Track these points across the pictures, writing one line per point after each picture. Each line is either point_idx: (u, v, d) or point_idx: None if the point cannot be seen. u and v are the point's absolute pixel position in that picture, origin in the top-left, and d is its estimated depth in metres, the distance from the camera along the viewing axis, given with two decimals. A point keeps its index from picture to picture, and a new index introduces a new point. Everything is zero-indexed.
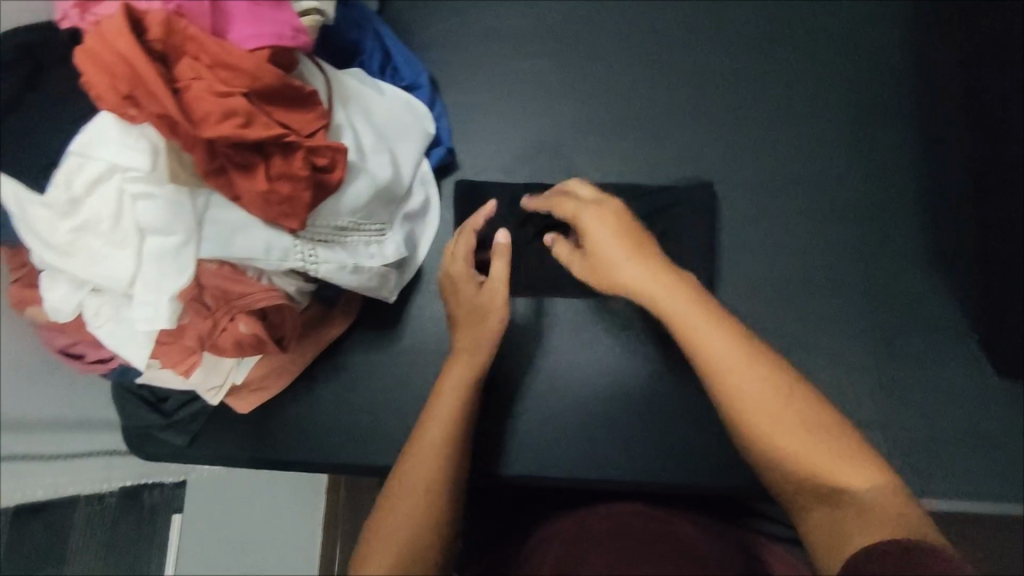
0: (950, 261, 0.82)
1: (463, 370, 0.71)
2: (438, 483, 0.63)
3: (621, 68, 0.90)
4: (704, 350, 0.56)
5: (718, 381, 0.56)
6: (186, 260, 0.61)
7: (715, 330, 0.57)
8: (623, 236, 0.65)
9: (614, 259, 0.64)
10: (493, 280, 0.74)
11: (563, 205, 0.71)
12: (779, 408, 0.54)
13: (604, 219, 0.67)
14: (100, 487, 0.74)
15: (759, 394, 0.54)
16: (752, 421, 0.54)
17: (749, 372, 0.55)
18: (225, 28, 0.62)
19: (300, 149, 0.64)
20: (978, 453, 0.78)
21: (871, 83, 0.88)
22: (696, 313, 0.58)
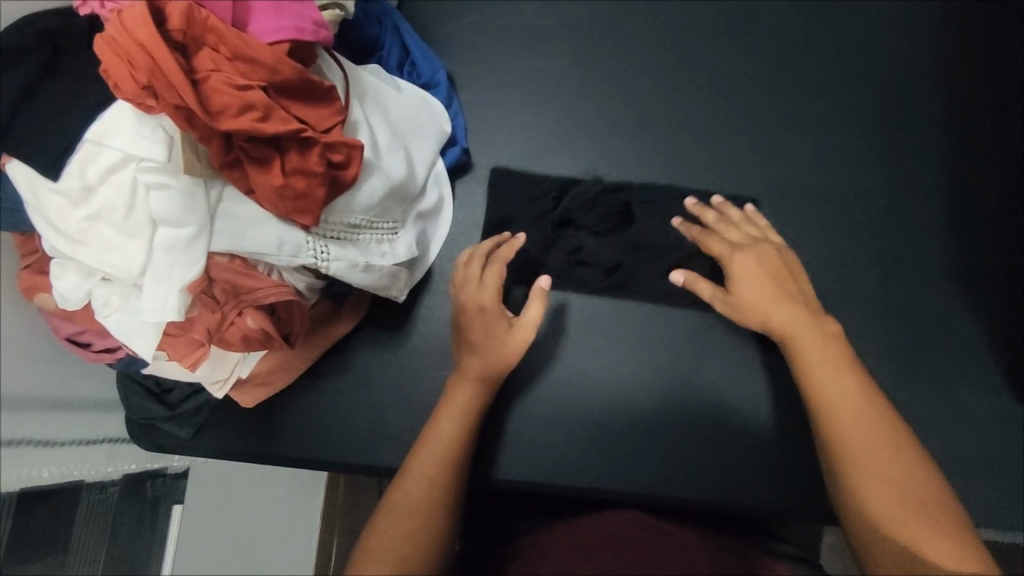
0: (977, 278, 0.79)
1: (467, 385, 0.73)
2: (439, 487, 0.65)
3: (643, 70, 0.89)
4: (820, 390, 0.64)
5: (827, 422, 0.62)
6: (198, 252, 0.61)
7: (836, 376, 0.64)
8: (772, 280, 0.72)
9: (761, 300, 0.70)
10: (524, 320, 0.75)
11: (713, 245, 0.77)
12: (885, 464, 0.59)
13: (756, 262, 0.73)
14: (105, 476, 0.75)
15: (868, 445, 0.60)
16: (852, 460, 0.60)
17: (864, 423, 0.61)
18: (245, 19, 0.61)
19: (316, 144, 0.64)
20: (1003, 482, 0.74)
21: (902, 92, 0.85)
22: (822, 359, 0.66)
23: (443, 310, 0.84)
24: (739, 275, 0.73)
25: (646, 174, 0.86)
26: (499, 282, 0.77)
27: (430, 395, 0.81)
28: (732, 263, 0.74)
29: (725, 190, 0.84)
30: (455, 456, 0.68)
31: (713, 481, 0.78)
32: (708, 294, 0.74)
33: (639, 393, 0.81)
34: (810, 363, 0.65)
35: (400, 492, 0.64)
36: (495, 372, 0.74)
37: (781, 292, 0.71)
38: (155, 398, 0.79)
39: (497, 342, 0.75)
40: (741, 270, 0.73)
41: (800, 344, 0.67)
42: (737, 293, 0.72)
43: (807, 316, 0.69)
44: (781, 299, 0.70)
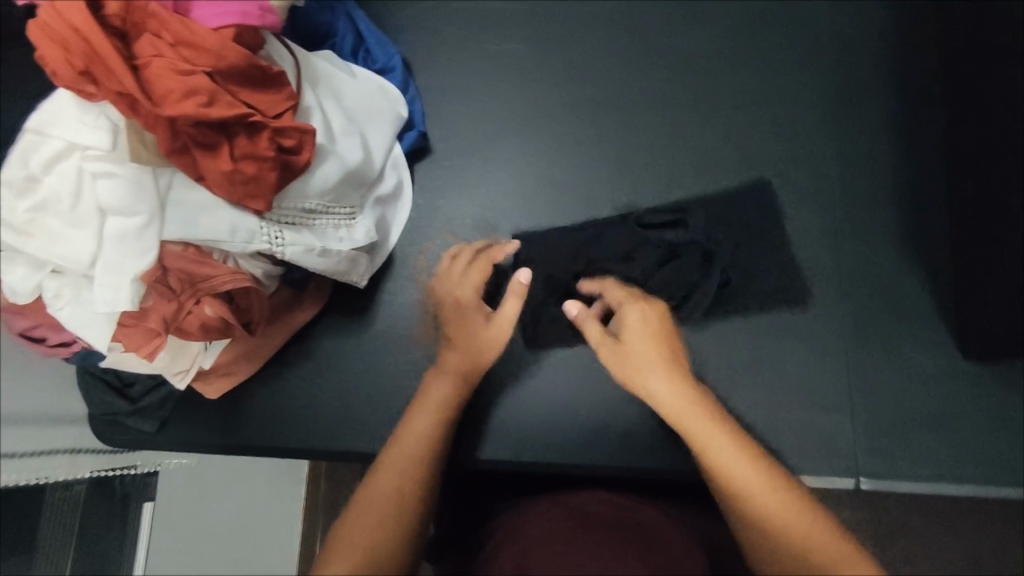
0: (926, 243, 0.80)
1: (443, 381, 0.73)
2: (416, 475, 0.64)
3: (596, 51, 0.89)
4: (711, 456, 0.59)
5: (722, 487, 0.58)
6: (150, 241, 0.61)
7: (721, 440, 0.60)
8: (652, 332, 0.71)
9: (647, 358, 0.68)
10: (501, 316, 0.76)
11: (611, 292, 0.77)
12: (788, 517, 0.55)
13: (648, 312, 0.73)
14: (77, 475, 0.71)
15: (768, 499, 0.56)
16: (758, 520, 0.55)
17: (757, 481, 0.57)
18: (188, 5, 0.61)
19: (265, 129, 0.64)
20: (954, 440, 0.75)
21: (849, 64, 0.86)
22: (701, 424, 0.62)
23: (404, 295, 0.84)
24: (631, 324, 0.71)
25: (604, 152, 0.87)
26: (479, 281, 0.79)
27: (394, 380, 0.81)
28: (624, 315, 0.73)
29: (679, 166, 0.85)
30: (434, 448, 0.67)
31: (680, 452, 0.78)
32: (593, 328, 0.73)
33: (604, 369, 0.81)
34: (693, 429, 0.62)
35: (375, 483, 0.63)
36: (468, 373, 0.73)
37: (663, 352, 0.69)
38: (117, 393, 0.79)
39: (467, 338, 0.76)
40: (632, 319, 0.71)
41: (681, 414, 0.64)
42: (626, 342, 0.70)
43: (684, 382, 0.67)
44: (663, 361, 0.68)
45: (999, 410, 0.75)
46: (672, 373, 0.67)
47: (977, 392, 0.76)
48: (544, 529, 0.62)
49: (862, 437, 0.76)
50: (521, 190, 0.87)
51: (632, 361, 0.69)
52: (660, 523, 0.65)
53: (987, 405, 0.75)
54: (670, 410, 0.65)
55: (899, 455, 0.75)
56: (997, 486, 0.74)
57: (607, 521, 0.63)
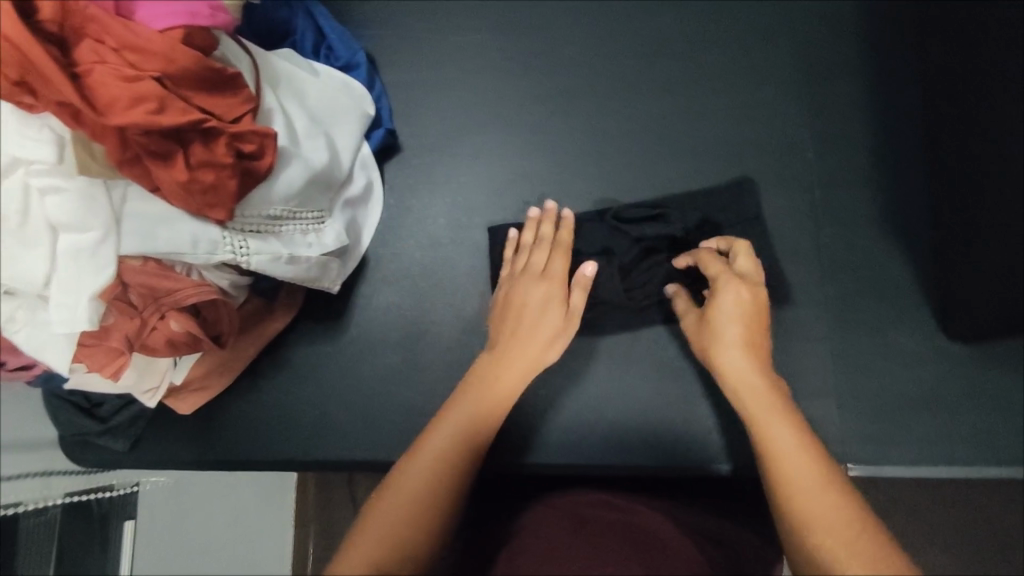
0: (903, 222, 0.79)
1: (505, 378, 0.68)
2: (440, 494, 0.58)
3: (564, 37, 0.87)
4: (772, 448, 0.54)
5: (775, 485, 0.53)
6: (107, 257, 0.58)
7: (788, 435, 0.55)
8: (745, 314, 0.66)
9: (726, 338, 0.64)
10: (572, 309, 0.73)
11: (708, 262, 0.71)
12: (840, 538, 0.48)
13: (741, 294, 0.67)
14: (45, 501, 0.64)
15: (822, 513, 0.49)
16: (802, 529, 0.50)
17: (816, 490, 0.51)
18: (130, 7, 0.56)
19: (223, 135, 0.61)
20: (936, 420, 0.75)
21: (824, 43, 0.85)
22: (771, 414, 0.57)
23: (379, 298, 0.82)
24: (718, 305, 0.67)
25: (578, 143, 0.85)
26: (563, 269, 0.74)
27: (372, 386, 0.79)
28: (715, 294, 0.68)
29: (653, 155, 0.83)
30: (462, 464, 0.61)
31: (663, 446, 0.77)
32: (682, 308, 0.73)
33: (585, 365, 0.80)
34: (758, 417, 0.57)
35: (385, 499, 0.57)
36: (530, 368, 0.70)
37: (749, 335, 0.64)
38: (84, 414, 0.79)
39: (542, 330, 0.71)
40: (723, 300, 0.66)
41: (751, 399, 0.59)
42: (708, 319, 0.67)
43: (763, 369, 0.62)
44: (744, 344, 0.64)
45: (981, 390, 0.75)
46: (753, 357, 0.63)
47: (959, 372, 0.75)
48: (551, 538, 0.60)
49: (845, 422, 0.75)
50: (495, 186, 0.85)
51: (712, 337, 0.66)
52: (658, 525, 0.63)
53: (967, 384, 0.75)
54: (739, 392, 0.61)
55: (883, 438, 0.75)
56: (979, 464, 0.74)
57: (603, 527, 0.61)
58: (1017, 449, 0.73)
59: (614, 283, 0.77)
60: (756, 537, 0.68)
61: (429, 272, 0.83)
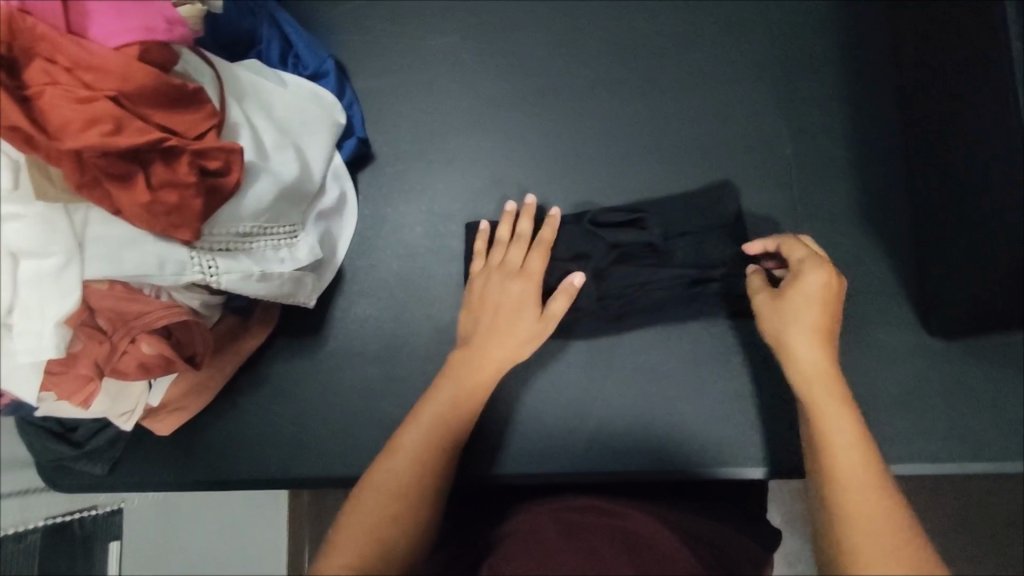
0: (882, 218, 0.79)
1: (473, 368, 0.67)
2: (412, 490, 0.58)
3: (537, 38, 0.86)
4: (833, 446, 0.54)
5: (829, 482, 0.53)
6: (72, 282, 0.56)
7: (851, 437, 0.54)
8: (826, 303, 0.61)
9: (807, 324, 0.60)
10: (550, 312, 0.71)
11: (794, 247, 0.67)
12: (886, 547, 0.49)
13: (826, 281, 0.62)
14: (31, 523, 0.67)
15: (870, 518, 0.50)
16: (845, 528, 0.50)
17: (866, 495, 0.51)
18: (84, 24, 0.55)
19: (185, 153, 0.59)
20: (918, 416, 0.75)
21: (800, 37, 0.84)
22: (835, 412, 0.56)
23: (357, 310, 0.81)
24: (801, 288, 0.62)
25: (553, 147, 0.83)
26: (539, 268, 0.73)
27: (352, 400, 0.79)
28: (800, 277, 0.63)
29: (630, 156, 0.82)
30: (433, 459, 0.61)
31: (647, 453, 0.76)
32: (754, 282, 0.68)
33: (566, 371, 0.79)
34: (824, 412, 0.56)
35: (362, 493, 0.58)
36: (502, 364, 0.69)
37: (825, 321, 0.61)
38: (60, 439, 0.76)
39: (518, 328, 0.70)
40: (810, 285, 0.62)
41: (817, 391, 0.58)
42: (785, 301, 0.63)
43: (833, 361, 0.59)
44: (823, 334, 0.60)
45: (961, 386, 0.75)
46: (828, 348, 0.60)
47: (939, 368, 0.75)
48: (542, 536, 0.56)
49: None
50: (471, 193, 0.83)
51: (786, 320, 0.62)
52: (648, 524, 0.61)
53: (948, 379, 0.75)
54: (807, 379, 0.58)
55: None
56: (961, 459, 0.73)
57: (598, 529, 0.58)
58: (998, 445, 0.73)
59: (592, 288, 0.76)
60: (745, 539, 0.67)
61: (407, 281, 0.82)
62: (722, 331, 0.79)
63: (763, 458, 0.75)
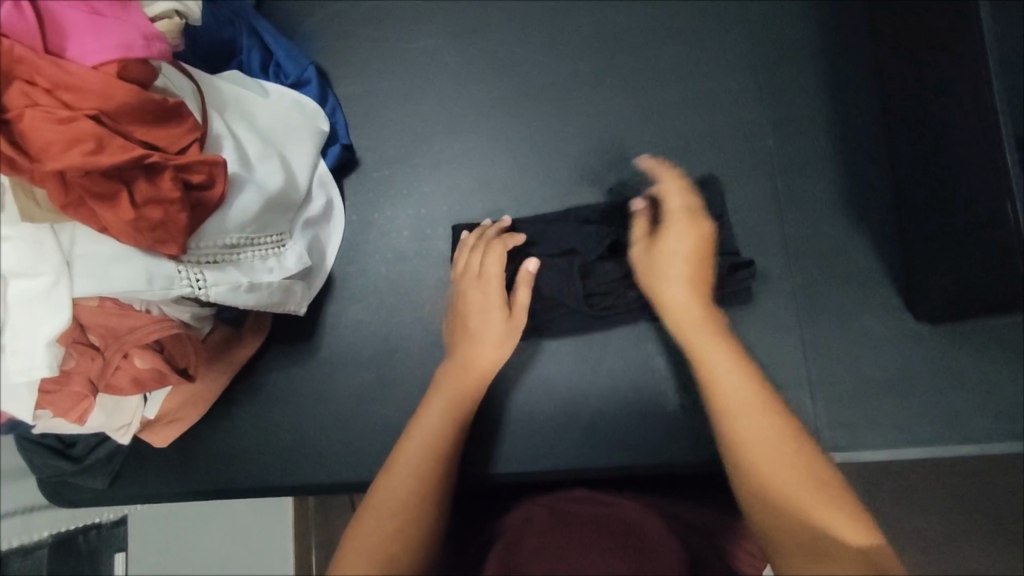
0: (866, 204, 0.79)
1: (456, 380, 0.69)
2: (418, 499, 0.58)
3: (516, 37, 0.86)
4: (712, 373, 0.61)
5: (717, 409, 0.58)
6: (62, 301, 0.56)
7: (725, 359, 0.61)
8: (691, 252, 0.71)
9: (672, 270, 0.70)
10: (516, 305, 0.73)
11: (665, 200, 0.76)
12: (770, 444, 0.55)
13: (686, 234, 0.72)
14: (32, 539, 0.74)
15: (754, 425, 0.56)
16: (739, 442, 0.55)
17: (749, 408, 0.57)
18: (61, 45, 0.54)
19: (167, 168, 0.58)
20: (908, 401, 0.75)
21: (777, 26, 0.84)
22: (708, 340, 0.63)
23: (348, 316, 0.82)
24: (667, 242, 0.72)
25: (535, 146, 0.84)
26: (497, 270, 0.74)
27: (347, 405, 0.79)
28: (666, 229, 0.73)
29: (612, 153, 0.83)
30: (433, 472, 0.61)
31: (640, 448, 0.77)
32: (639, 229, 0.75)
33: (557, 370, 0.80)
34: (700, 342, 0.63)
35: (370, 508, 0.57)
36: (483, 377, 0.70)
37: (691, 268, 0.70)
38: (59, 455, 0.76)
39: (488, 334, 0.72)
40: (672, 237, 0.72)
41: (692, 325, 0.66)
42: (655, 253, 0.72)
43: (703, 302, 0.68)
44: (685, 276, 0.70)
45: (949, 369, 0.75)
46: (692, 285, 0.69)
47: (927, 352, 0.76)
48: (540, 528, 0.57)
49: (819, 409, 0.75)
50: (456, 195, 0.84)
51: (658, 270, 0.71)
52: (643, 514, 0.62)
53: (937, 361, 0.76)
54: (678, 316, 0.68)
55: (858, 424, 0.75)
56: (953, 442, 0.74)
57: (596, 521, 0.59)
58: (988, 426, 0.74)
59: (579, 287, 0.76)
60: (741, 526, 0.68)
61: (396, 285, 0.82)
62: None
63: None
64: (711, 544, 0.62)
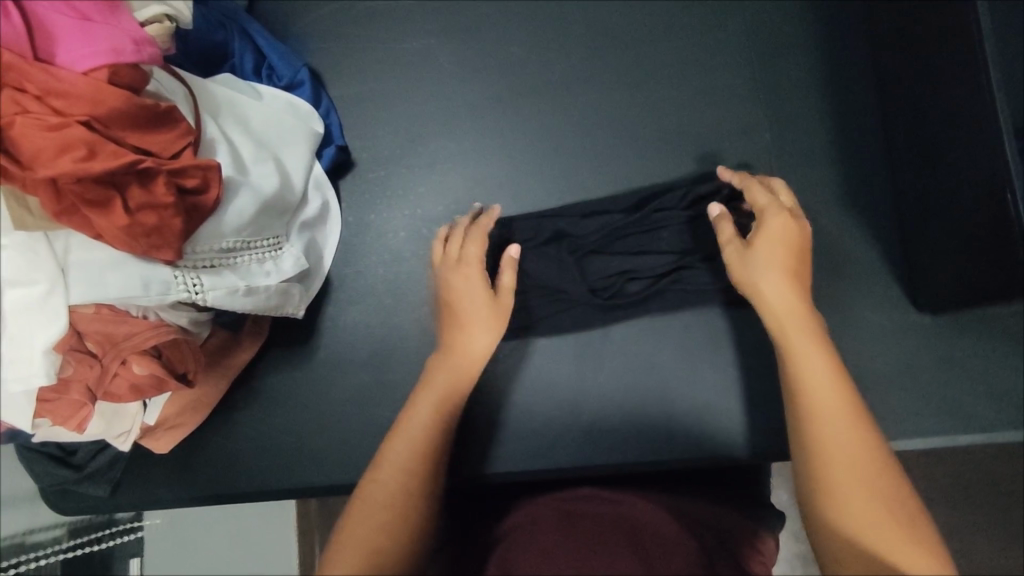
0: (865, 196, 0.79)
1: (449, 369, 0.67)
2: (408, 490, 0.59)
3: (509, 34, 0.85)
4: (807, 385, 0.56)
5: (808, 426, 0.55)
6: (58, 308, 0.56)
7: (823, 371, 0.57)
8: (790, 248, 0.63)
9: (771, 266, 0.62)
10: (501, 289, 0.71)
11: (754, 192, 0.67)
12: (859, 467, 0.52)
13: (786, 227, 0.64)
14: None
15: (844, 451, 0.53)
16: (824, 469, 0.53)
17: (838, 424, 0.54)
18: (49, 50, 0.53)
19: (160, 173, 0.58)
20: (913, 392, 0.75)
21: (773, 17, 0.83)
22: (807, 346, 0.58)
23: (347, 318, 0.82)
24: (763, 238, 0.64)
25: (532, 143, 0.83)
26: (480, 251, 0.71)
27: (348, 408, 0.79)
28: (763, 222, 0.65)
29: (609, 149, 0.82)
30: (423, 468, 0.60)
31: (643, 445, 0.77)
32: (727, 231, 0.67)
33: (557, 368, 0.80)
34: (798, 349, 0.58)
35: (359, 502, 0.58)
36: (472, 368, 0.68)
37: (791, 265, 0.62)
38: (60, 463, 0.77)
39: (476, 323, 0.69)
40: (770, 231, 0.63)
41: (792, 328, 0.60)
42: (753, 250, 0.64)
43: (803, 301, 0.61)
44: (783, 271, 0.62)
45: (953, 359, 0.75)
46: (793, 282, 0.62)
47: (930, 342, 0.75)
48: (545, 526, 0.57)
49: None
50: (453, 194, 0.83)
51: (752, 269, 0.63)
52: (648, 512, 0.61)
53: (940, 351, 0.75)
54: (778, 318, 0.61)
55: None
56: (959, 432, 0.74)
57: (601, 518, 0.59)
58: (993, 416, 0.74)
59: (575, 277, 0.78)
60: (748, 521, 0.67)
61: (395, 286, 0.82)
62: (711, 319, 0.79)
63: (760, 442, 0.75)
64: (717, 539, 0.61)
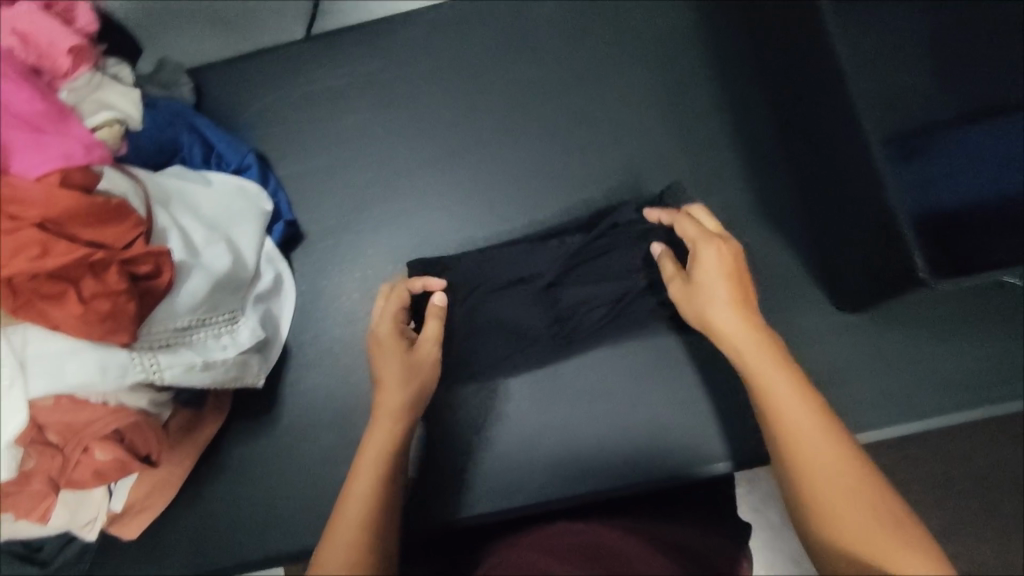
0: (780, 211, 0.85)
1: (386, 423, 0.67)
2: (373, 542, 0.58)
3: (440, 101, 0.93)
4: (776, 409, 0.58)
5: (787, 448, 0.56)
6: (18, 402, 0.58)
7: (790, 393, 0.58)
8: (731, 276, 0.67)
9: (715, 296, 0.66)
10: (425, 338, 0.75)
11: (683, 227, 0.72)
12: (841, 479, 0.54)
13: (719, 256, 0.67)
14: None
15: (824, 467, 0.54)
16: (809, 488, 0.54)
17: (814, 439, 0.56)
18: (3, 160, 0.58)
19: (113, 263, 0.61)
20: (846, 387, 0.80)
21: (674, 60, 0.91)
22: (771, 368, 0.60)
23: (308, 381, 0.84)
24: (698, 271, 0.68)
25: (469, 197, 0.89)
26: (398, 308, 0.75)
27: (317, 469, 0.81)
28: (695, 256, 0.69)
29: (541, 195, 0.88)
30: (379, 517, 0.60)
31: (606, 471, 0.79)
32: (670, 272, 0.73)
33: (519, 406, 0.82)
34: (760, 375, 0.60)
35: (325, 553, 0.57)
36: (407, 411, 0.69)
37: (734, 291, 0.66)
38: (26, 560, 0.77)
39: (391, 376, 0.70)
40: (702, 261, 0.68)
41: (750, 356, 0.62)
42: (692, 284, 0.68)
43: (755, 322, 0.64)
44: (729, 300, 0.65)
45: (878, 352, 0.81)
46: (740, 309, 0.65)
47: (856, 339, 0.81)
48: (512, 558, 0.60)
49: None
50: (402, 252, 0.89)
51: (699, 299, 0.67)
52: (610, 537, 0.63)
53: (865, 346, 0.81)
54: (736, 346, 0.63)
55: None
56: (893, 419, 0.79)
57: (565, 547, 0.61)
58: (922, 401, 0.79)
59: (535, 313, 0.83)
60: (707, 532, 0.70)
61: (352, 346, 0.85)
62: (656, 342, 0.83)
63: (713, 454, 0.79)
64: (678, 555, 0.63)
